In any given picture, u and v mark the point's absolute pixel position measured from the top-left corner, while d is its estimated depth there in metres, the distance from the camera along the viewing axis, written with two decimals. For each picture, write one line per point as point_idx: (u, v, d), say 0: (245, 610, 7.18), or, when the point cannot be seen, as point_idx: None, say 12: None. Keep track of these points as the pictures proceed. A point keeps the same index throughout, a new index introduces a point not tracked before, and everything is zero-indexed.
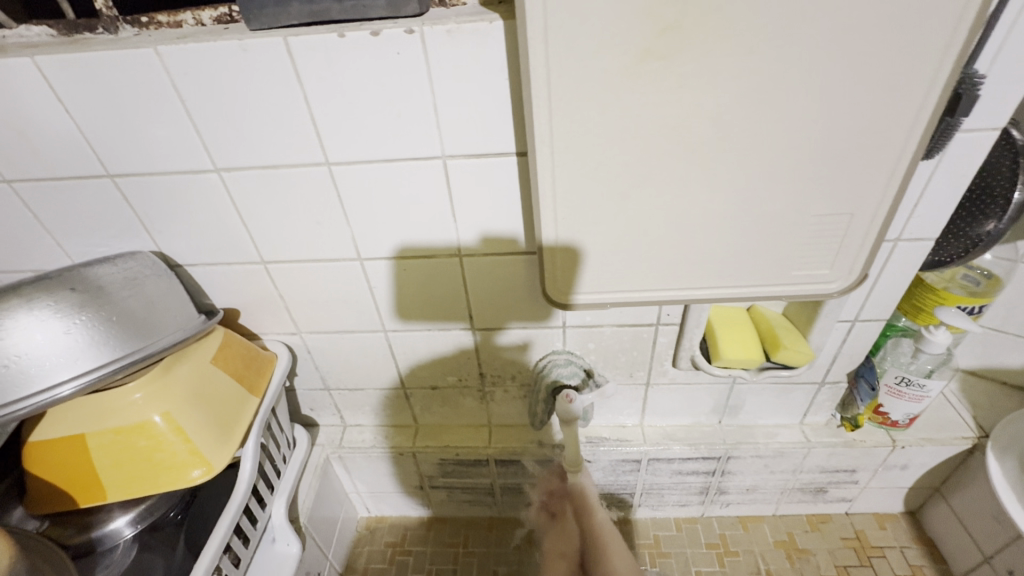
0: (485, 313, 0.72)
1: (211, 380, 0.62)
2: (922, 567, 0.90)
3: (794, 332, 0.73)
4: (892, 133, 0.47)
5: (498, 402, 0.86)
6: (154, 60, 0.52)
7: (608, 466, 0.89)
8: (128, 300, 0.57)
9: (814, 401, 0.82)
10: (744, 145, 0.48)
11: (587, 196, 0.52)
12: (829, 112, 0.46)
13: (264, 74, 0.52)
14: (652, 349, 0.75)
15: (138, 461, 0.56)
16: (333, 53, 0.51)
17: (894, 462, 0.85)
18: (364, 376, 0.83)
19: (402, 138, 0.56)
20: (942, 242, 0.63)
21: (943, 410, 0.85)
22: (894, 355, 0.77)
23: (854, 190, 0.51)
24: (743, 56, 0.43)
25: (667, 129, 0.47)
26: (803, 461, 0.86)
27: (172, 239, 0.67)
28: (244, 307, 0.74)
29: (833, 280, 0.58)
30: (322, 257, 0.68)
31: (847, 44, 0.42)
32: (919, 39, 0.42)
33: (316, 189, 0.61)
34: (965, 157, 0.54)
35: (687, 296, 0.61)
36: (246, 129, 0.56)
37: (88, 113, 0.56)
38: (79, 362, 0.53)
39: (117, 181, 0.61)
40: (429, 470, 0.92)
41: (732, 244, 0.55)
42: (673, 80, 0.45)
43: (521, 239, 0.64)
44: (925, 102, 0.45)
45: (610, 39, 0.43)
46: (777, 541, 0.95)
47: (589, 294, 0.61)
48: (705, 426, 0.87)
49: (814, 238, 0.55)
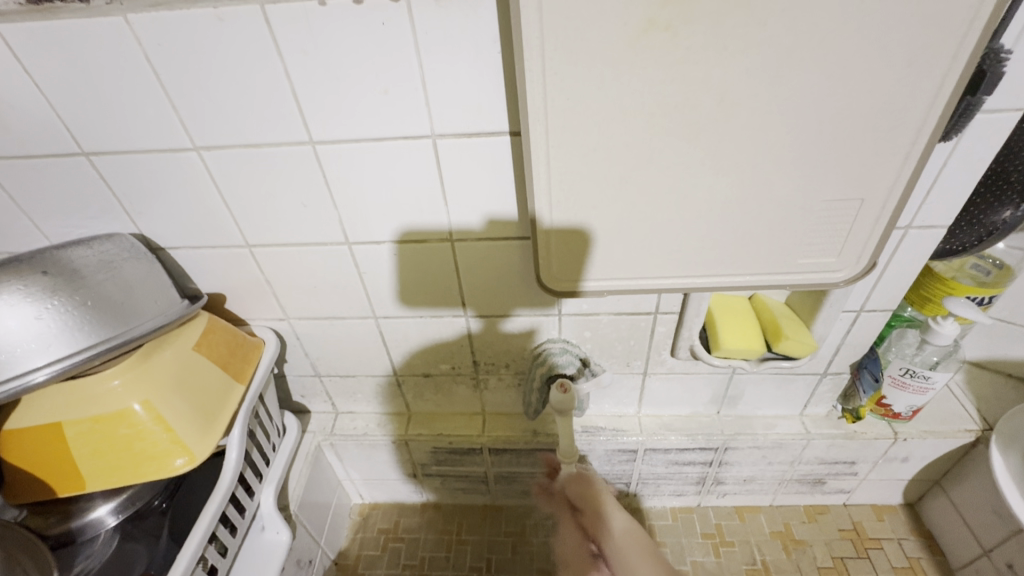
0: (480, 300, 0.70)
1: (193, 367, 0.60)
2: (920, 559, 0.89)
3: (796, 322, 0.71)
4: (909, 114, 0.44)
5: (491, 390, 0.84)
6: (124, 29, 0.49)
7: (604, 456, 0.87)
8: (104, 284, 0.55)
9: (815, 392, 0.80)
10: (751, 124, 0.45)
11: (583, 178, 0.50)
12: (843, 91, 0.43)
13: (243, 47, 0.49)
14: (650, 338, 0.73)
15: (118, 450, 0.54)
16: (313, 23, 0.47)
17: (895, 454, 0.84)
18: (355, 363, 0.82)
19: (390, 115, 0.53)
20: (955, 230, 0.60)
21: (946, 402, 0.83)
22: (899, 345, 0.75)
23: (865, 173, 0.48)
24: (754, 27, 0.40)
25: (670, 106, 0.45)
26: (802, 453, 0.85)
27: (153, 222, 0.64)
28: (229, 292, 0.72)
29: (840, 269, 0.56)
30: (308, 240, 0.65)
31: (866, 13, 0.39)
32: (943, 9, 0.39)
33: (300, 170, 0.58)
34: (984, 141, 0.51)
35: (686, 284, 0.58)
36: (225, 103, 0.53)
37: (58, 87, 0.53)
38: (52, 349, 0.51)
39: (93, 159, 0.58)
40: (422, 458, 0.91)
41: (735, 230, 0.53)
42: (677, 54, 0.42)
43: (516, 224, 0.61)
44: (945, 80, 0.42)
45: (610, 8, 0.40)
46: (774, 532, 0.94)
47: (585, 281, 0.59)
48: (703, 416, 0.85)
49: (821, 225, 0.52)
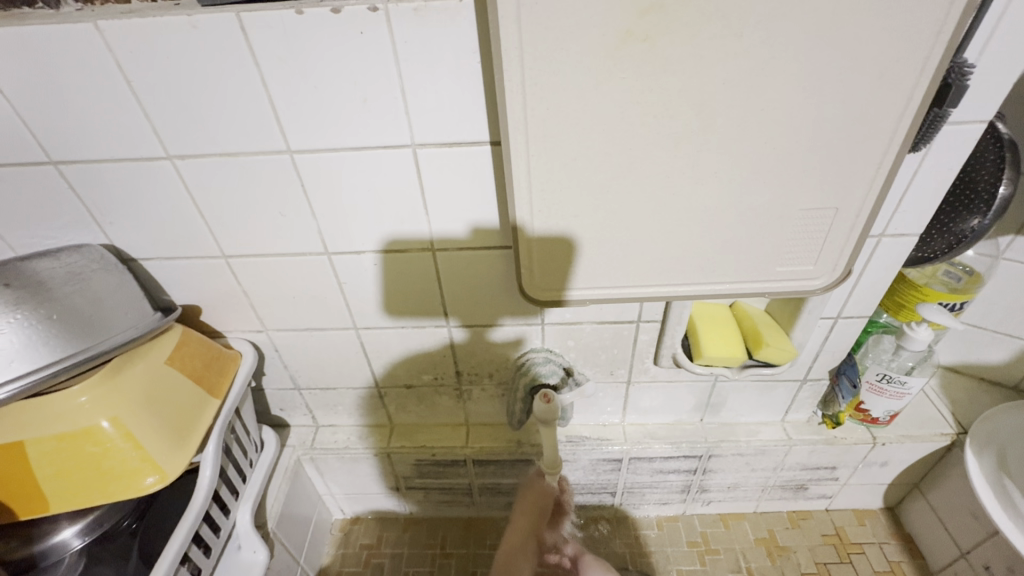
0: (463, 310, 0.70)
1: (166, 381, 0.58)
2: (901, 563, 0.90)
3: (776, 329, 0.72)
4: (881, 124, 0.45)
5: (475, 401, 0.83)
6: (95, 37, 0.48)
7: (588, 466, 0.87)
8: (71, 296, 0.53)
9: (796, 398, 0.81)
10: (728, 134, 0.46)
11: (564, 187, 0.50)
12: (815, 103, 0.44)
13: (218, 55, 0.48)
14: (633, 347, 0.73)
15: (84, 469, 0.52)
16: (290, 31, 0.47)
17: (874, 459, 0.85)
18: (337, 375, 0.80)
19: (370, 124, 0.53)
20: (927, 238, 0.61)
21: (923, 406, 0.85)
22: (875, 351, 0.76)
23: (840, 183, 0.49)
24: (729, 40, 0.41)
25: (648, 116, 0.45)
26: (784, 459, 0.86)
27: (125, 232, 0.62)
28: (204, 304, 0.70)
29: (817, 276, 0.56)
30: (287, 251, 0.64)
31: (838, 25, 0.40)
32: (911, 22, 0.40)
33: (279, 180, 0.57)
34: (951, 152, 0.52)
35: (668, 292, 0.58)
36: (200, 111, 0.52)
37: (25, 93, 0.51)
38: (15, 365, 0.49)
39: (62, 169, 0.57)
40: (405, 471, 0.90)
41: (714, 238, 0.53)
42: (656, 64, 0.42)
43: (498, 233, 0.61)
44: (914, 92, 0.43)
45: (589, 19, 0.40)
46: (758, 539, 0.94)
47: (569, 290, 0.59)
48: (687, 424, 0.86)
49: (798, 233, 0.53)
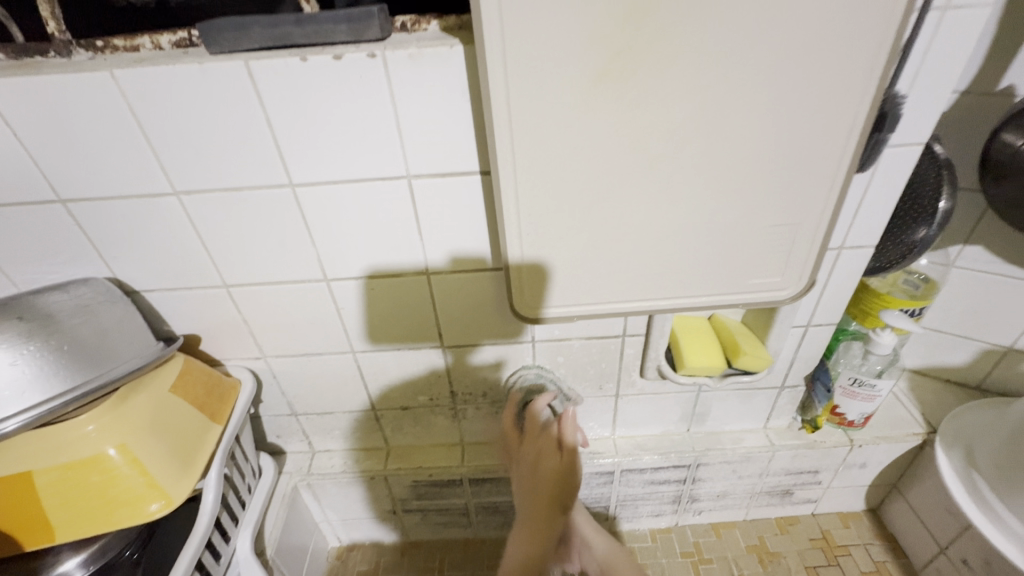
0: (456, 332, 0.73)
1: (169, 408, 0.60)
2: (886, 563, 0.93)
3: (753, 338, 0.76)
4: (830, 150, 0.51)
5: (469, 419, 0.85)
6: (109, 83, 0.51)
7: (582, 480, 0.89)
8: (79, 329, 0.55)
9: (775, 405, 0.85)
10: (695, 161, 0.51)
11: (550, 213, 0.54)
12: (771, 133, 0.49)
13: (226, 98, 0.52)
14: (620, 360, 0.77)
15: (90, 498, 0.53)
16: (294, 77, 0.51)
17: (853, 461, 0.89)
18: (333, 399, 0.82)
19: (367, 157, 0.57)
20: (882, 248, 0.67)
21: (894, 409, 0.90)
22: (847, 357, 0.81)
23: (799, 202, 0.54)
24: (691, 78, 0.46)
25: (624, 146, 0.50)
26: (769, 464, 0.89)
27: (128, 266, 0.65)
28: (204, 333, 0.72)
29: (785, 287, 0.61)
30: (286, 279, 0.67)
31: (783, 68, 0.45)
32: (846, 63, 0.46)
33: (281, 211, 0.61)
34: (894, 172, 0.58)
35: (650, 306, 0.62)
36: (207, 149, 0.56)
37: (38, 136, 0.54)
38: (27, 396, 0.51)
39: (69, 207, 0.59)
40: (402, 493, 0.90)
41: (689, 255, 0.58)
42: (629, 101, 0.47)
43: (488, 256, 0.65)
44: (855, 121, 0.49)
45: (566, 63, 0.45)
46: (749, 546, 0.96)
47: (548, 308, 0.62)
48: (675, 434, 0.89)
49: (764, 249, 0.58)
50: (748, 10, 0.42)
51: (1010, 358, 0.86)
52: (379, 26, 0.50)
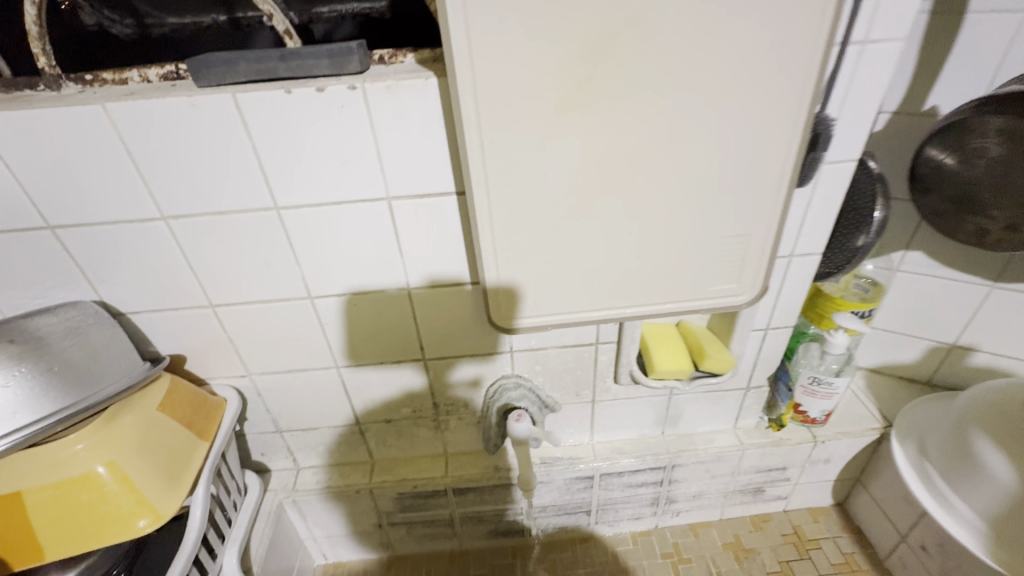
0: (437, 345, 0.76)
1: (158, 427, 0.61)
2: (854, 554, 0.97)
3: (717, 342, 0.81)
4: (772, 167, 0.56)
5: (452, 431, 0.88)
6: (101, 115, 0.54)
7: (563, 485, 0.92)
8: (69, 351, 0.57)
9: (743, 405, 0.90)
10: (652, 179, 0.56)
11: (521, 229, 0.58)
12: (718, 153, 0.54)
13: (216, 128, 0.56)
14: (594, 367, 0.81)
15: (79, 516, 0.54)
16: (280, 109, 0.55)
17: (818, 457, 0.94)
18: (318, 415, 0.84)
19: (349, 181, 0.60)
20: (828, 255, 0.73)
21: (853, 405, 0.95)
22: (807, 357, 0.86)
23: (748, 214, 0.59)
24: (644, 105, 0.51)
25: (586, 167, 0.54)
26: (740, 463, 0.93)
27: (114, 288, 0.67)
28: (189, 353, 0.74)
29: (741, 293, 0.66)
30: (271, 297, 0.69)
31: (725, 97, 0.51)
32: (781, 91, 0.51)
33: (266, 233, 0.64)
34: (833, 186, 0.64)
35: (619, 314, 0.67)
36: (195, 176, 0.59)
37: (30, 167, 0.57)
38: (17, 417, 0.52)
39: (58, 233, 0.61)
40: (387, 506, 0.92)
41: (652, 265, 0.62)
42: (589, 126, 0.52)
43: (466, 271, 0.69)
44: (792, 141, 0.55)
45: (531, 94, 0.50)
46: (726, 544, 1.00)
47: (525, 318, 0.66)
48: (650, 437, 0.93)
49: (720, 257, 0.63)
50: (691, 44, 0.48)
51: (955, 354, 0.93)
52: (359, 59, 0.54)
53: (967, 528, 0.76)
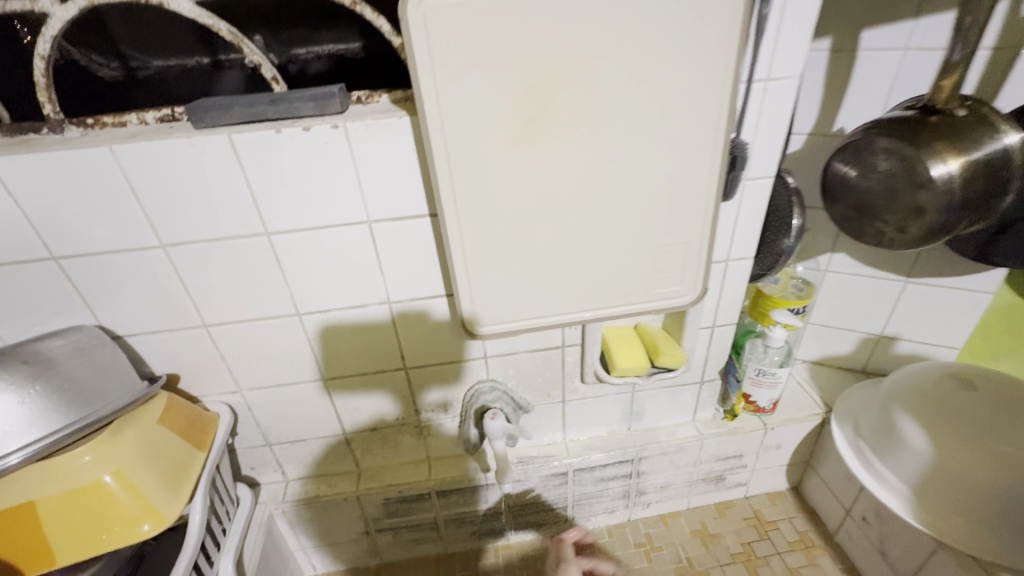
0: (417, 354, 0.83)
1: (159, 439, 0.66)
2: (808, 531, 1.06)
3: (671, 340, 0.90)
4: (700, 185, 0.66)
5: (434, 436, 0.94)
6: (108, 155, 0.60)
7: (540, 482, 0.98)
8: (77, 369, 0.62)
9: (700, 398, 0.99)
10: (599, 198, 0.65)
11: (488, 244, 0.66)
12: (653, 174, 0.64)
13: (213, 165, 0.62)
14: (562, 368, 0.89)
15: (89, 521, 0.58)
16: (270, 146, 0.62)
17: (769, 443, 1.03)
18: (306, 427, 0.89)
19: (334, 208, 0.68)
20: (759, 257, 0.84)
21: (798, 395, 1.05)
22: (754, 352, 0.95)
23: (683, 226, 0.69)
24: (587, 137, 0.60)
25: (542, 190, 0.63)
26: (700, 453, 1.02)
27: (113, 313, 0.72)
28: (183, 371, 0.79)
29: (685, 294, 0.75)
30: (261, 315, 0.75)
31: (653, 129, 0.61)
32: (699, 122, 0.61)
33: (257, 257, 0.70)
34: (755, 199, 0.75)
35: (580, 317, 0.75)
36: (193, 207, 0.65)
37: (38, 204, 0.62)
38: (32, 430, 0.57)
39: (62, 263, 0.67)
40: (374, 513, 0.96)
41: (606, 273, 0.71)
42: (542, 155, 0.60)
43: (441, 284, 0.76)
44: (714, 162, 0.65)
45: (491, 129, 0.58)
46: (693, 530, 1.08)
47: (495, 325, 0.73)
48: (617, 433, 1.01)
49: (663, 263, 0.72)
50: (622, 87, 0.57)
51: (882, 343, 1.04)
52: (340, 101, 0.62)
53: (897, 496, 0.84)
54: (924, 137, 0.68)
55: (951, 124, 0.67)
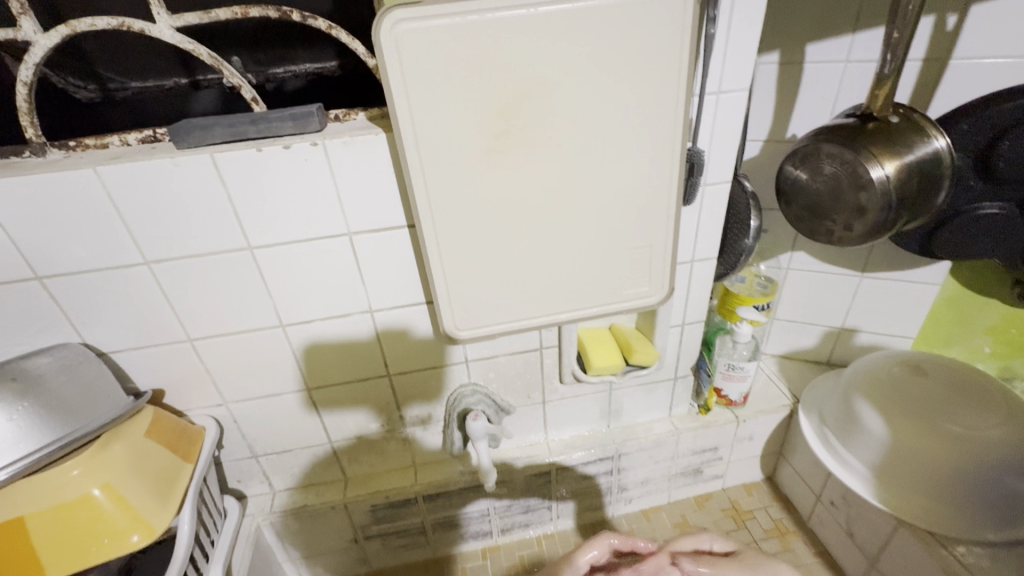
0: (400, 361, 0.85)
1: (147, 451, 0.67)
2: (783, 519, 1.11)
3: (643, 339, 0.94)
4: (661, 191, 0.71)
5: (419, 441, 0.96)
6: (92, 177, 0.62)
7: (524, 483, 1.01)
8: (64, 386, 0.63)
9: (675, 394, 1.03)
10: (567, 206, 0.69)
11: (464, 252, 0.70)
12: (616, 182, 0.68)
13: (197, 183, 0.65)
14: (541, 370, 0.92)
15: (78, 534, 0.60)
16: (252, 164, 0.65)
17: (742, 435, 1.08)
18: (292, 437, 0.90)
19: (315, 222, 0.71)
20: (722, 257, 0.89)
21: (768, 388, 1.11)
22: (723, 347, 1.00)
23: (647, 230, 0.74)
24: (553, 149, 0.64)
25: (513, 199, 0.67)
26: (677, 447, 1.06)
27: (98, 330, 0.73)
28: (168, 386, 0.81)
29: (654, 293, 0.80)
30: (245, 328, 0.77)
31: (615, 140, 0.65)
32: (657, 133, 0.66)
33: (240, 271, 0.72)
34: (715, 203, 0.80)
35: (555, 319, 0.78)
36: (176, 224, 0.67)
37: (22, 225, 0.64)
38: (20, 446, 0.58)
39: (46, 282, 0.68)
40: (362, 520, 0.98)
41: (577, 276, 0.75)
42: (511, 167, 0.64)
43: (421, 292, 0.79)
44: (673, 170, 0.69)
45: (463, 144, 0.62)
46: (674, 523, 1.11)
47: (474, 329, 0.77)
48: (597, 432, 1.04)
49: (631, 266, 0.76)
50: (583, 102, 0.62)
51: (844, 336, 1.10)
52: (319, 119, 0.65)
53: (860, 479, 0.89)
54: (864, 142, 0.73)
55: (886, 130, 0.74)
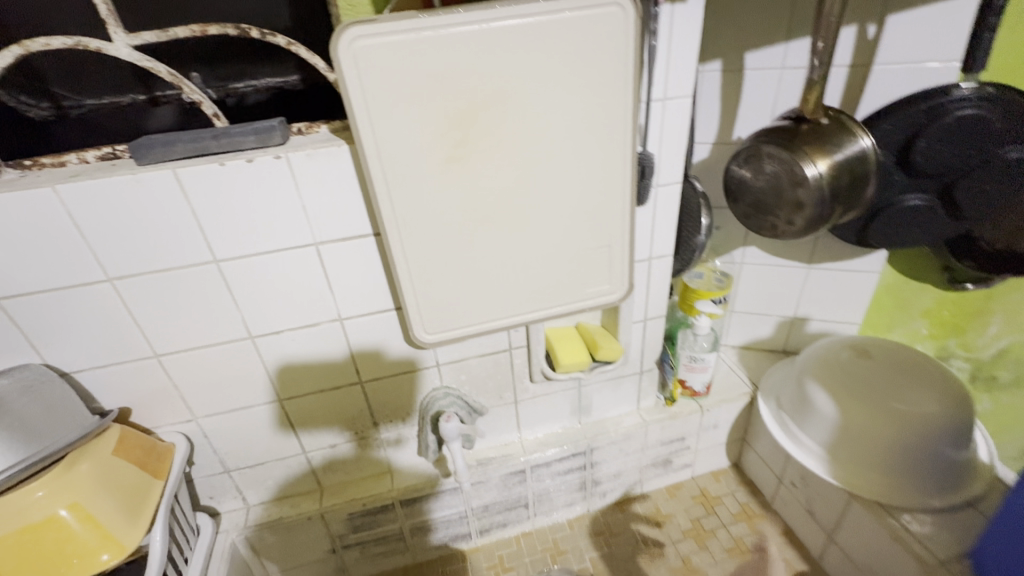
0: (371, 368, 0.87)
1: (115, 469, 0.67)
2: (749, 502, 1.16)
3: (608, 335, 0.98)
4: (614, 193, 0.75)
5: (394, 447, 0.97)
6: (51, 196, 0.62)
7: (500, 482, 1.03)
8: (24, 408, 0.62)
9: (642, 388, 1.07)
10: (526, 209, 0.72)
11: (429, 258, 0.72)
12: (571, 186, 0.72)
13: (159, 199, 0.65)
14: (512, 370, 0.95)
15: (46, 555, 0.59)
16: (215, 178, 0.66)
17: (707, 424, 1.12)
18: (264, 449, 0.90)
19: (280, 233, 0.72)
20: (677, 254, 0.94)
21: (729, 377, 1.16)
22: (685, 341, 1.05)
23: (604, 230, 0.77)
24: (509, 156, 0.67)
25: (473, 204, 0.69)
26: (646, 439, 1.10)
27: (60, 350, 0.72)
28: (134, 404, 0.80)
29: (614, 291, 0.84)
30: (213, 341, 0.77)
31: (567, 146, 0.69)
32: (607, 138, 0.70)
33: (207, 284, 0.73)
34: (667, 202, 0.84)
35: (521, 319, 0.81)
36: (139, 240, 0.67)
37: None
38: None
39: (4, 304, 0.67)
40: (339, 529, 0.98)
41: (540, 276, 0.78)
42: (470, 174, 0.67)
43: (390, 298, 0.81)
44: (624, 173, 0.73)
45: (423, 153, 0.64)
46: (647, 514, 1.15)
47: (443, 332, 0.79)
48: (569, 428, 1.07)
49: (591, 265, 0.80)
50: (536, 111, 0.65)
51: (796, 325, 1.17)
52: (281, 134, 0.67)
53: (813, 457, 0.94)
54: (799, 142, 0.79)
55: (818, 130, 0.80)
